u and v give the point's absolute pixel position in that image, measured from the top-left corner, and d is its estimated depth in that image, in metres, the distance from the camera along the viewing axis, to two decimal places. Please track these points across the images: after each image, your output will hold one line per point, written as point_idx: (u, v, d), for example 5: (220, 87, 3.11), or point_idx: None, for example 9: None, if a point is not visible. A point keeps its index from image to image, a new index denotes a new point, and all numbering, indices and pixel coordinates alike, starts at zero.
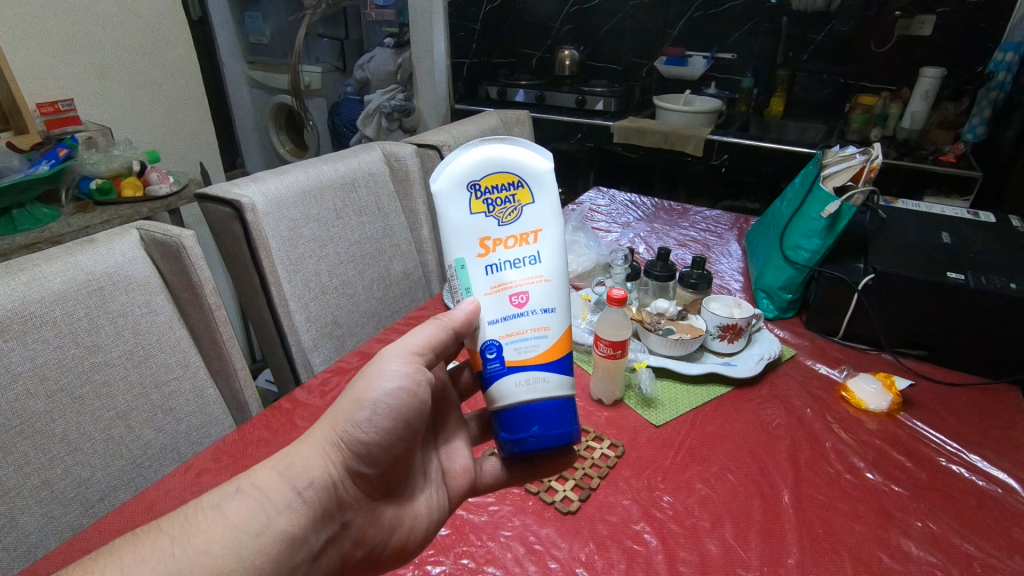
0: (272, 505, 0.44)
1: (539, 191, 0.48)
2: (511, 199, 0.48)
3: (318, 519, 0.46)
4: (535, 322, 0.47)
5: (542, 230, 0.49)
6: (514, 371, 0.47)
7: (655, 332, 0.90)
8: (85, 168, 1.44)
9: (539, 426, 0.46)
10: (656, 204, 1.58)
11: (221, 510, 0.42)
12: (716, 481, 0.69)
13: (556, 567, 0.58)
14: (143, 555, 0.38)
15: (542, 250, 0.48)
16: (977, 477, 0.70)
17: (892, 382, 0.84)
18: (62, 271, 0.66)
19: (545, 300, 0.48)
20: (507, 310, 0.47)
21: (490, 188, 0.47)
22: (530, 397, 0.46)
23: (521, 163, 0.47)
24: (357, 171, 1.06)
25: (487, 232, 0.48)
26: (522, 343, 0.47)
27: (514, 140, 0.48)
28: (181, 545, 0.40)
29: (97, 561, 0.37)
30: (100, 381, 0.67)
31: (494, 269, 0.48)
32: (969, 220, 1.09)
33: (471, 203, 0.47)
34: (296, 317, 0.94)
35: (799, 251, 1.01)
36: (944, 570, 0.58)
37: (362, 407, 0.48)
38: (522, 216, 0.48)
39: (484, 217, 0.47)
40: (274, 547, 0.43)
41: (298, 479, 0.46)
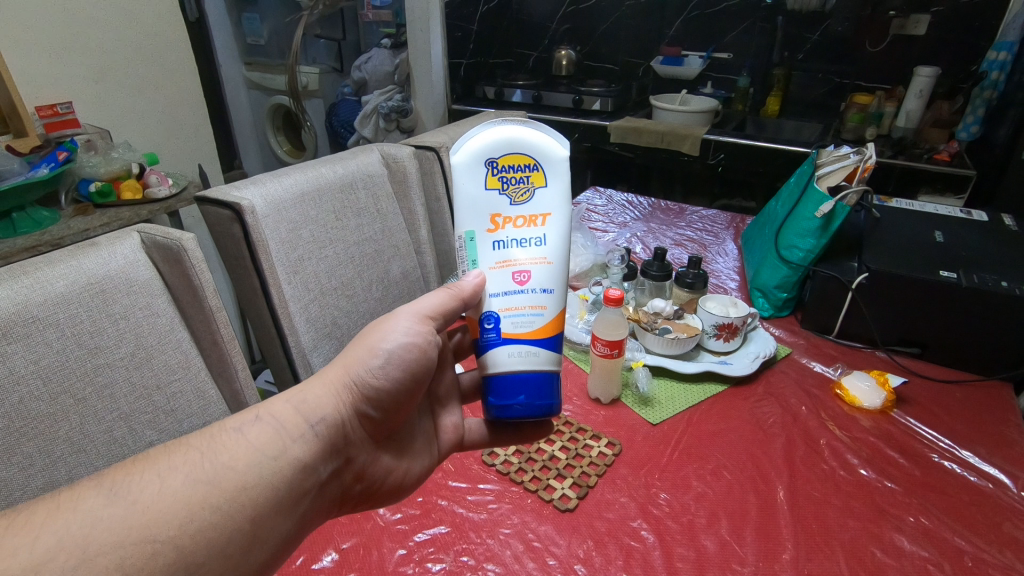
0: (288, 434, 0.44)
1: (553, 177, 0.49)
2: (525, 180, 0.48)
3: (328, 451, 0.46)
4: (533, 299, 0.48)
5: (551, 215, 0.49)
6: (508, 343, 0.47)
7: (652, 331, 0.90)
8: (85, 171, 1.44)
9: (526, 396, 0.46)
10: (652, 204, 1.59)
11: (242, 433, 0.42)
12: (713, 478, 0.70)
13: (555, 564, 0.59)
14: (174, 463, 0.39)
15: (549, 234, 0.49)
16: (969, 473, 0.71)
17: (885, 380, 0.85)
18: (66, 273, 0.66)
19: (546, 280, 0.49)
20: (508, 286, 0.48)
21: (507, 168, 0.48)
22: (519, 367, 0.47)
23: (539, 148, 0.48)
24: (356, 173, 1.07)
25: (498, 210, 0.48)
26: (519, 317, 0.48)
27: (536, 124, 0.49)
28: (207, 460, 0.40)
29: (137, 465, 0.38)
30: (102, 382, 0.68)
31: (501, 245, 0.49)
32: (961, 219, 1.10)
33: (486, 179, 0.48)
34: (296, 318, 0.95)
35: (794, 250, 1.02)
36: (936, 564, 0.59)
37: (375, 354, 0.50)
38: (534, 197, 0.49)
39: (498, 195, 0.48)
40: (289, 472, 0.43)
41: (311, 413, 0.46)
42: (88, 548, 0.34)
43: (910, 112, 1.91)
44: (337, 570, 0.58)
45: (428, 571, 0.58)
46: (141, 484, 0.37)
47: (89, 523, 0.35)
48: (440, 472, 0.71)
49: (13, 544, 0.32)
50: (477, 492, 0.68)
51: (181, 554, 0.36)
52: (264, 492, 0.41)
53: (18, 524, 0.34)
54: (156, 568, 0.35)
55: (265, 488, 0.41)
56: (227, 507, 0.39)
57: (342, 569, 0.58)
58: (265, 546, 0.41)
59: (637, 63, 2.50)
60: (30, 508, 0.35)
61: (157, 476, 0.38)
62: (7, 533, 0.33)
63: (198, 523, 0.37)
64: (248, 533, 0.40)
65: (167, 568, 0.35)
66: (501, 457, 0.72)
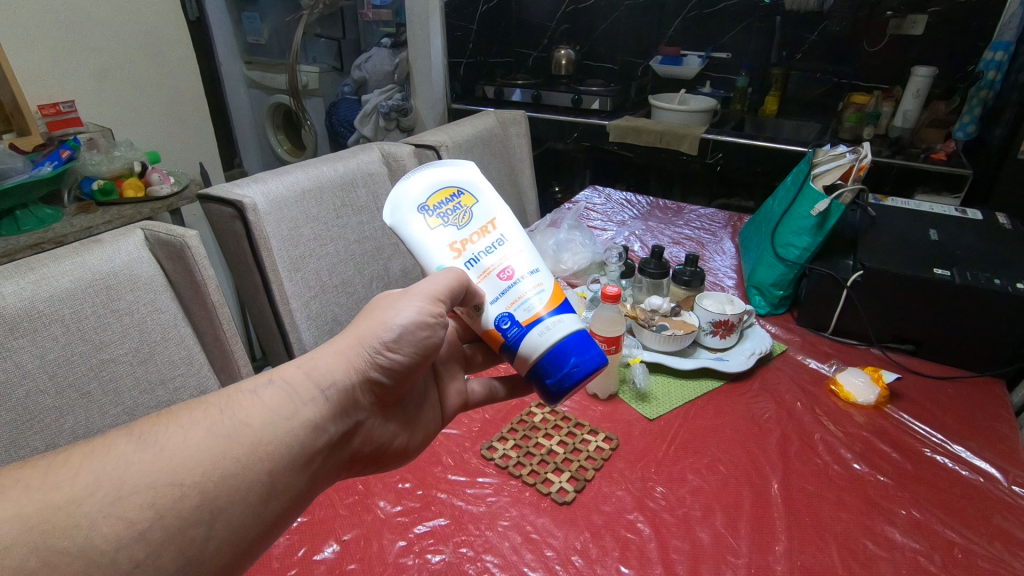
0: (299, 397, 0.44)
1: (479, 190, 0.50)
2: (458, 204, 0.49)
3: (338, 412, 0.46)
4: (530, 281, 0.48)
5: (496, 218, 0.50)
6: (534, 326, 0.47)
7: (649, 328, 0.91)
8: (87, 169, 1.45)
9: (576, 355, 0.47)
10: (651, 202, 1.60)
11: (257, 394, 0.43)
12: (708, 472, 0.71)
13: (552, 556, 0.60)
14: (196, 418, 0.40)
15: (505, 231, 0.50)
16: (960, 467, 0.72)
17: (878, 376, 0.86)
18: (71, 270, 0.67)
19: (529, 264, 0.49)
20: (501, 286, 0.47)
21: (436, 205, 0.49)
22: (559, 336, 0.47)
23: (451, 177, 0.50)
24: (356, 171, 1.08)
25: (452, 238, 0.49)
26: (525, 304, 0.47)
27: (433, 164, 0.51)
28: (226, 416, 0.41)
29: (162, 418, 0.40)
30: (107, 377, 0.69)
31: (473, 260, 0.48)
32: (956, 218, 1.11)
33: (427, 222, 0.48)
34: (297, 315, 0.96)
35: (790, 249, 1.03)
36: (926, 556, 0.60)
37: (388, 329, 0.48)
38: (473, 215, 0.49)
39: (442, 228, 0.48)
40: (302, 433, 0.43)
41: (322, 379, 0.46)
42: (122, 487, 0.35)
43: (906, 111, 1.91)
44: (339, 561, 0.59)
45: (428, 562, 0.59)
46: (167, 433, 0.38)
47: (122, 466, 0.36)
48: (440, 466, 0.72)
49: (55, 481, 0.34)
50: (476, 485, 0.69)
51: (206, 497, 0.37)
52: (280, 448, 0.41)
53: (57, 465, 0.35)
54: (185, 509, 0.36)
55: (280, 445, 0.41)
56: (247, 459, 0.39)
57: (343, 561, 0.59)
58: (282, 498, 0.41)
59: (636, 63, 2.51)
60: (66, 450, 0.36)
61: (181, 428, 0.39)
62: (47, 474, 0.35)
63: (221, 471, 0.38)
64: (266, 485, 0.40)
65: (194, 510, 0.36)
66: (499, 451, 0.73)
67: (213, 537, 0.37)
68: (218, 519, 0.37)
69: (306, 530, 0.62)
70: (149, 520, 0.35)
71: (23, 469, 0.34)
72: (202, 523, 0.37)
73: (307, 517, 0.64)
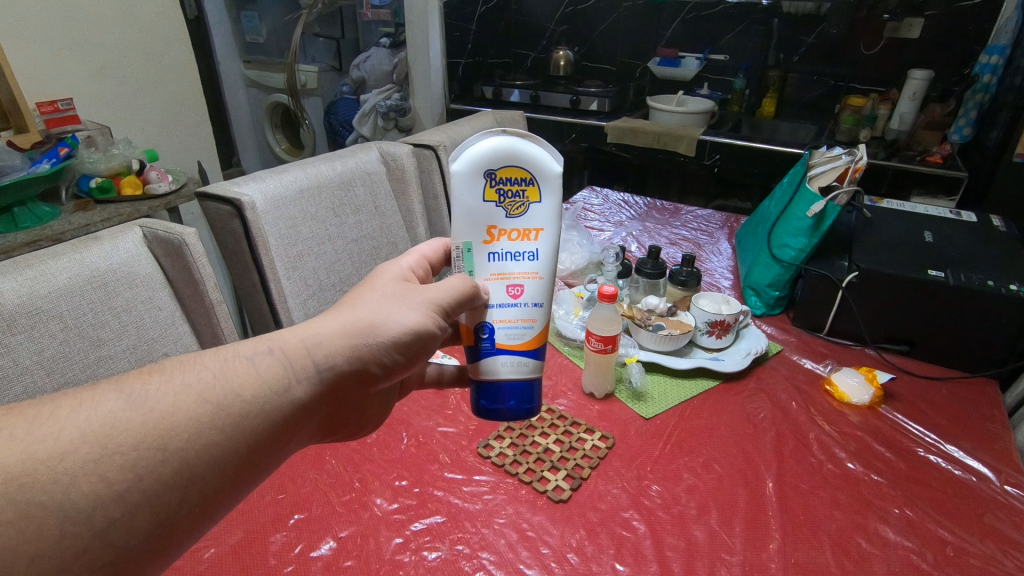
0: (293, 371, 0.43)
1: (548, 193, 0.49)
2: (521, 195, 0.49)
3: (327, 393, 0.45)
4: (526, 313, 0.50)
5: (544, 229, 0.50)
6: (502, 353, 0.50)
7: (646, 328, 0.92)
8: (85, 166, 1.45)
9: (516, 401, 0.50)
10: (648, 203, 1.60)
11: (252, 363, 0.42)
12: (703, 470, 0.72)
13: (547, 553, 0.61)
14: (189, 380, 0.39)
15: (542, 247, 0.50)
16: (953, 466, 0.73)
17: (873, 376, 0.87)
18: (69, 266, 0.67)
19: (537, 295, 0.50)
20: (503, 298, 0.50)
21: (505, 180, 0.48)
22: (509, 376, 0.50)
23: (537, 163, 0.48)
24: (355, 170, 1.08)
25: (494, 222, 0.49)
26: (512, 329, 0.50)
27: (534, 137, 0.49)
28: (218, 382, 0.40)
29: (154, 375, 0.39)
30: (104, 372, 0.69)
31: (495, 256, 0.50)
32: (950, 220, 1.12)
33: (485, 190, 0.48)
34: (294, 313, 0.96)
35: (786, 249, 1.03)
36: (919, 554, 0.61)
37: (393, 329, 0.48)
38: (528, 212, 0.49)
39: (495, 207, 0.49)
40: (287, 411, 0.42)
41: (320, 357, 0.45)
42: (105, 446, 0.35)
43: (904, 113, 1.92)
44: (337, 558, 0.59)
45: (424, 558, 0.60)
46: (157, 393, 0.38)
47: (109, 423, 0.35)
48: (437, 464, 0.72)
49: (41, 432, 0.34)
50: (473, 483, 0.69)
51: (187, 464, 0.37)
52: (263, 423, 0.41)
53: (45, 416, 0.35)
54: (164, 473, 0.36)
55: (265, 420, 0.41)
56: (231, 430, 0.39)
57: (339, 557, 0.59)
58: (258, 469, 0.41)
59: (635, 64, 2.52)
60: (55, 401, 0.36)
61: (172, 390, 0.38)
62: (32, 424, 0.34)
63: (204, 440, 0.38)
64: (245, 457, 0.40)
65: (173, 475, 0.36)
66: (496, 449, 0.74)
67: (188, 502, 0.37)
68: (194, 486, 0.37)
69: (304, 527, 0.63)
70: (129, 481, 0.35)
71: (9, 417, 0.34)
72: (179, 488, 0.37)
73: (304, 514, 0.64)
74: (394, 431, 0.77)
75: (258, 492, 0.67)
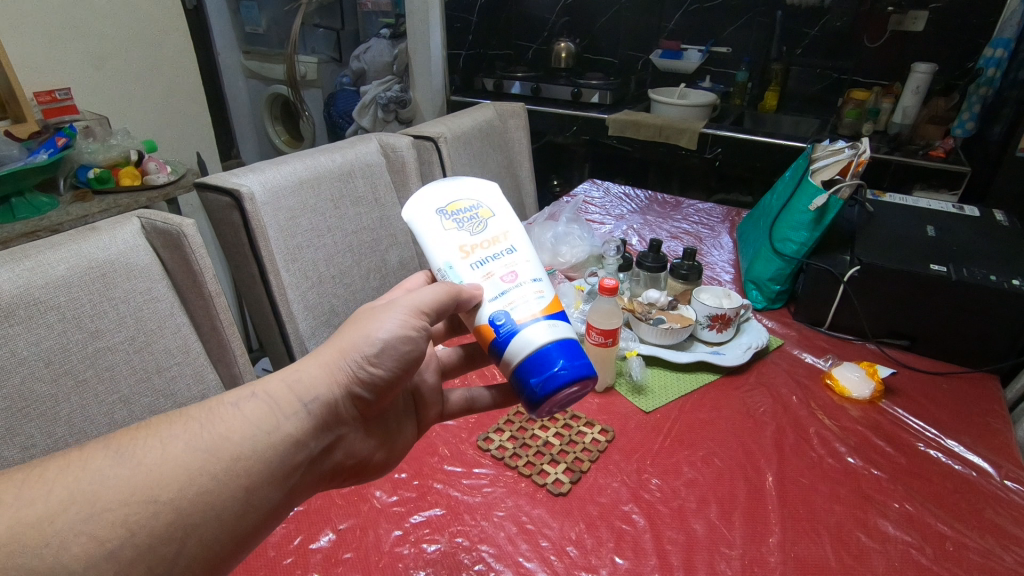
0: (281, 411, 0.45)
1: (498, 208, 0.53)
2: (475, 214, 0.52)
3: (319, 427, 0.47)
4: (531, 287, 0.49)
5: (510, 232, 0.52)
6: (526, 325, 0.46)
7: (647, 321, 0.91)
8: (83, 157, 1.44)
9: (564, 358, 0.45)
10: (649, 196, 1.59)
11: (239, 408, 0.43)
12: (703, 464, 0.71)
13: (547, 546, 0.61)
14: (176, 431, 0.40)
15: (515, 242, 0.51)
16: (953, 461, 0.73)
17: (874, 370, 0.87)
18: (66, 258, 0.67)
19: (533, 272, 0.50)
20: (502, 287, 0.48)
21: (455, 211, 0.51)
22: (548, 338, 0.46)
23: (474, 192, 0.53)
24: (354, 162, 1.07)
25: (462, 241, 0.50)
26: (522, 305, 0.47)
27: (462, 180, 0.55)
28: (205, 430, 0.41)
29: (141, 430, 0.40)
30: (103, 365, 0.69)
31: (479, 262, 0.49)
32: (953, 214, 1.11)
33: (442, 223, 0.51)
34: (294, 306, 0.96)
35: (788, 243, 1.02)
36: (918, 548, 0.61)
37: (371, 343, 0.49)
38: (488, 225, 0.51)
39: (457, 232, 0.51)
40: (280, 448, 0.43)
41: (304, 392, 0.46)
42: (96, 504, 0.36)
43: (905, 108, 1.90)
44: (336, 550, 0.59)
45: (424, 551, 0.59)
46: (144, 447, 0.39)
47: (97, 481, 0.36)
48: (436, 457, 0.72)
49: (30, 496, 0.35)
50: (472, 476, 0.69)
51: (180, 514, 0.37)
52: (257, 463, 0.42)
53: (33, 479, 0.36)
54: (157, 527, 0.37)
55: (260, 461, 0.42)
56: (223, 474, 0.40)
57: (339, 550, 0.59)
58: (259, 512, 0.42)
59: (637, 56, 2.50)
60: (42, 463, 0.37)
61: (160, 441, 0.39)
62: (21, 488, 0.35)
63: (196, 487, 0.39)
64: (241, 501, 0.41)
65: (167, 527, 0.37)
66: (496, 442, 0.73)
67: (185, 553, 0.38)
68: (190, 536, 0.38)
69: (302, 519, 0.62)
70: (120, 538, 0.35)
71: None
72: (175, 540, 0.37)
73: (303, 506, 0.64)
74: None
75: None
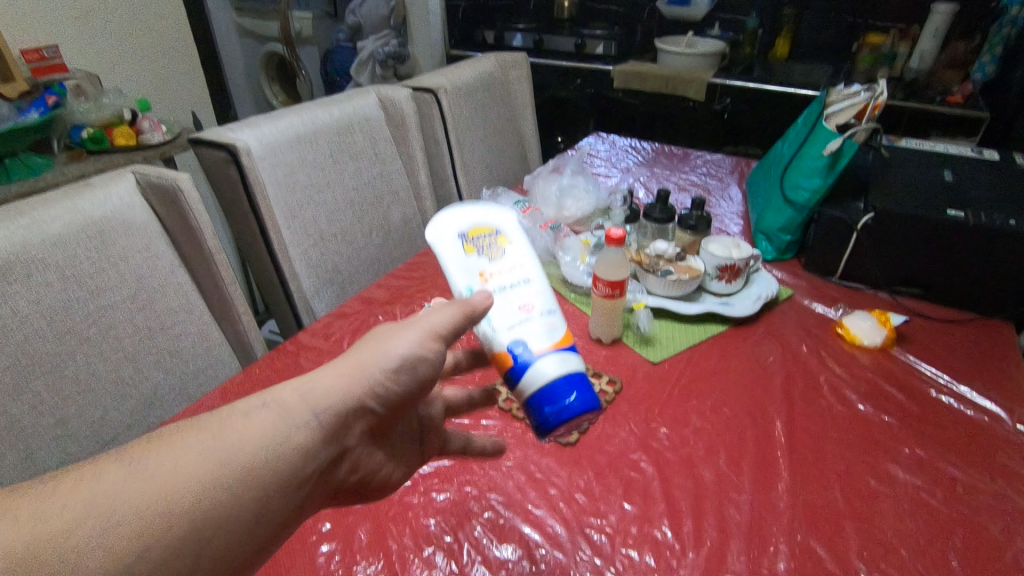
0: (293, 422, 0.40)
1: (517, 236, 0.51)
2: (496, 242, 0.50)
3: (331, 442, 0.42)
4: (546, 319, 0.47)
5: (529, 262, 0.50)
6: (540, 357, 0.44)
7: (654, 274, 0.90)
8: (76, 116, 1.41)
9: (577, 394, 0.43)
10: (656, 148, 1.55)
11: (249, 419, 0.39)
12: (712, 413, 0.71)
13: (556, 493, 0.61)
14: (187, 443, 0.37)
15: (533, 273, 0.49)
16: (965, 407, 0.72)
17: (886, 318, 0.85)
18: (62, 214, 0.66)
19: (548, 305, 0.48)
20: (518, 317, 0.46)
21: (476, 235, 0.50)
22: (561, 373, 0.44)
23: (497, 217, 0.51)
24: (352, 116, 1.04)
25: (482, 268, 0.49)
26: (538, 335, 0.45)
27: (485, 205, 0.53)
28: (216, 441, 0.37)
29: (149, 442, 0.36)
30: (106, 322, 0.68)
31: (496, 290, 0.47)
32: (971, 159, 1.08)
33: (463, 249, 0.49)
34: (296, 264, 0.95)
35: (799, 191, 0.99)
36: (928, 492, 0.61)
37: (388, 361, 0.44)
38: (508, 253, 0.50)
39: (476, 257, 0.49)
40: (290, 463, 0.39)
41: (317, 402, 0.41)
42: (107, 521, 0.32)
43: (924, 52, 1.84)
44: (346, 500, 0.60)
45: (434, 500, 0.60)
46: (153, 461, 0.35)
47: (106, 498, 0.33)
48: None
49: (35, 513, 0.31)
50: (480, 428, 0.69)
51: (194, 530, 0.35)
52: (270, 478, 0.38)
53: (37, 494, 0.32)
54: (171, 543, 0.34)
55: (272, 474, 0.38)
56: (236, 489, 0.37)
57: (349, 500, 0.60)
58: (272, 523, 0.39)
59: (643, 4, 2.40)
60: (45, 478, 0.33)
61: (168, 455, 0.36)
62: (26, 504, 0.32)
63: (208, 502, 0.35)
64: (255, 514, 0.37)
65: (180, 544, 0.34)
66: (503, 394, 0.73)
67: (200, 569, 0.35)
68: (206, 550, 0.35)
69: None
70: (136, 553, 0.32)
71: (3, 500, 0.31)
72: (188, 556, 0.34)
73: None
74: None
75: None
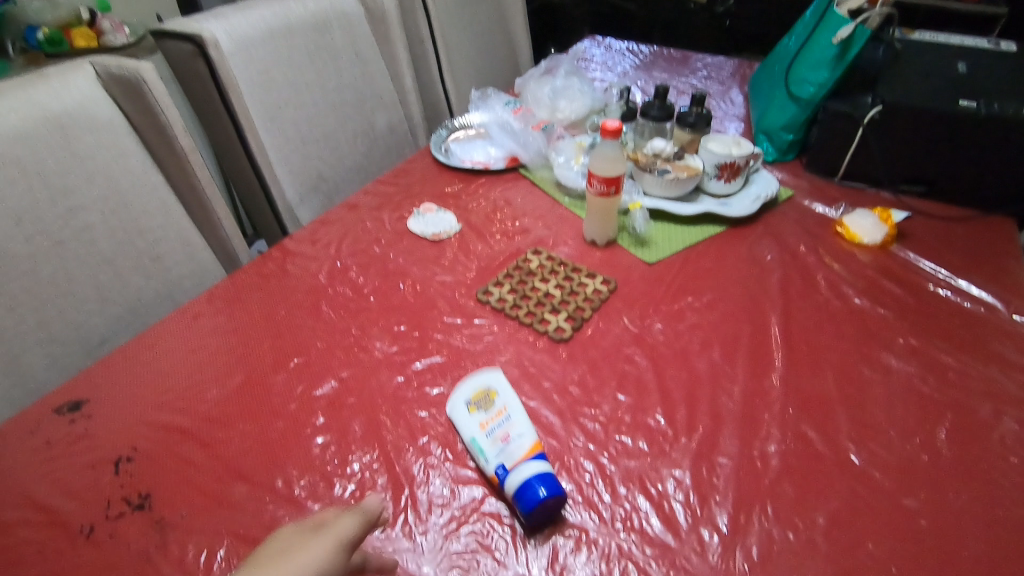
0: None
1: (506, 385, 0.57)
2: (490, 391, 0.57)
3: None
4: (518, 439, 0.51)
5: (513, 400, 0.55)
6: (512, 471, 0.49)
7: (651, 173, 0.86)
8: (28, 15, 1.26)
9: (536, 491, 0.47)
10: (655, 51, 1.47)
11: None
12: (707, 309, 0.70)
13: (550, 386, 0.61)
14: None
15: (515, 409, 0.54)
16: (962, 299, 0.71)
17: (887, 215, 0.83)
18: (18, 106, 0.61)
19: (522, 431, 0.52)
20: (499, 445, 0.51)
21: (476, 390, 0.57)
22: (524, 477, 0.48)
23: (491, 374, 0.59)
24: (330, 9, 0.96)
25: (478, 413, 0.55)
26: (511, 454, 0.50)
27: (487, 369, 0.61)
28: None
29: None
30: (79, 224, 0.65)
31: (484, 428, 0.53)
32: (987, 50, 1.02)
33: (465, 402, 0.57)
34: (278, 170, 0.91)
35: (804, 85, 0.94)
36: (920, 378, 0.61)
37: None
38: (499, 397, 0.56)
39: (474, 405, 0.56)
40: None
41: None
42: None
43: None
44: (339, 396, 0.59)
45: (427, 394, 0.60)
46: None
47: None
48: (435, 310, 0.70)
49: None
50: (473, 327, 0.68)
51: None
52: None
53: None
54: None
55: None
56: None
57: (342, 395, 0.60)
58: None
59: None
60: None
61: None
62: None
63: None
64: None
65: None
66: (496, 295, 0.72)
67: None
68: None
69: (303, 369, 0.62)
70: None
71: None
72: None
73: (303, 358, 0.64)
74: (392, 280, 0.75)
75: (255, 337, 0.66)
